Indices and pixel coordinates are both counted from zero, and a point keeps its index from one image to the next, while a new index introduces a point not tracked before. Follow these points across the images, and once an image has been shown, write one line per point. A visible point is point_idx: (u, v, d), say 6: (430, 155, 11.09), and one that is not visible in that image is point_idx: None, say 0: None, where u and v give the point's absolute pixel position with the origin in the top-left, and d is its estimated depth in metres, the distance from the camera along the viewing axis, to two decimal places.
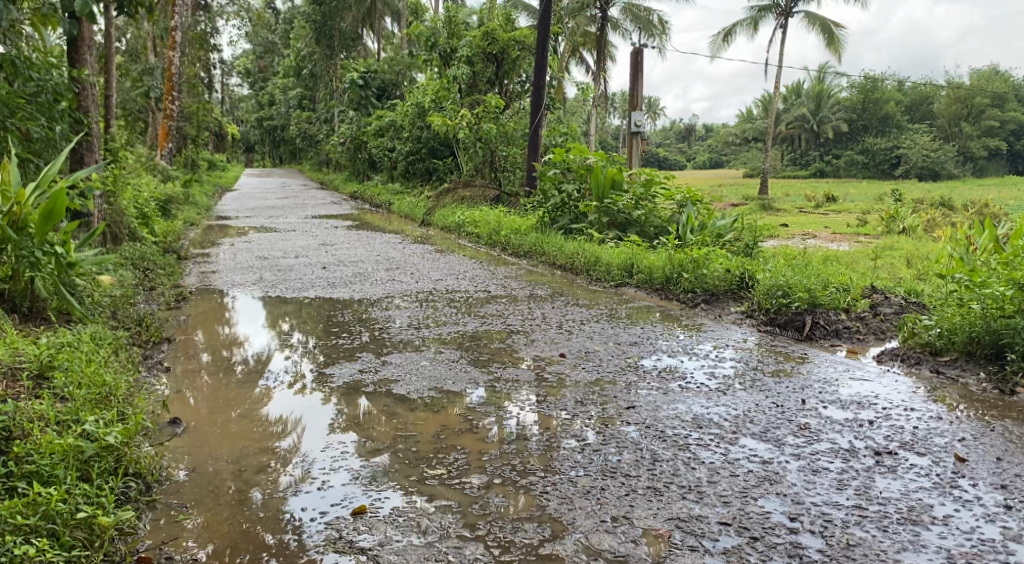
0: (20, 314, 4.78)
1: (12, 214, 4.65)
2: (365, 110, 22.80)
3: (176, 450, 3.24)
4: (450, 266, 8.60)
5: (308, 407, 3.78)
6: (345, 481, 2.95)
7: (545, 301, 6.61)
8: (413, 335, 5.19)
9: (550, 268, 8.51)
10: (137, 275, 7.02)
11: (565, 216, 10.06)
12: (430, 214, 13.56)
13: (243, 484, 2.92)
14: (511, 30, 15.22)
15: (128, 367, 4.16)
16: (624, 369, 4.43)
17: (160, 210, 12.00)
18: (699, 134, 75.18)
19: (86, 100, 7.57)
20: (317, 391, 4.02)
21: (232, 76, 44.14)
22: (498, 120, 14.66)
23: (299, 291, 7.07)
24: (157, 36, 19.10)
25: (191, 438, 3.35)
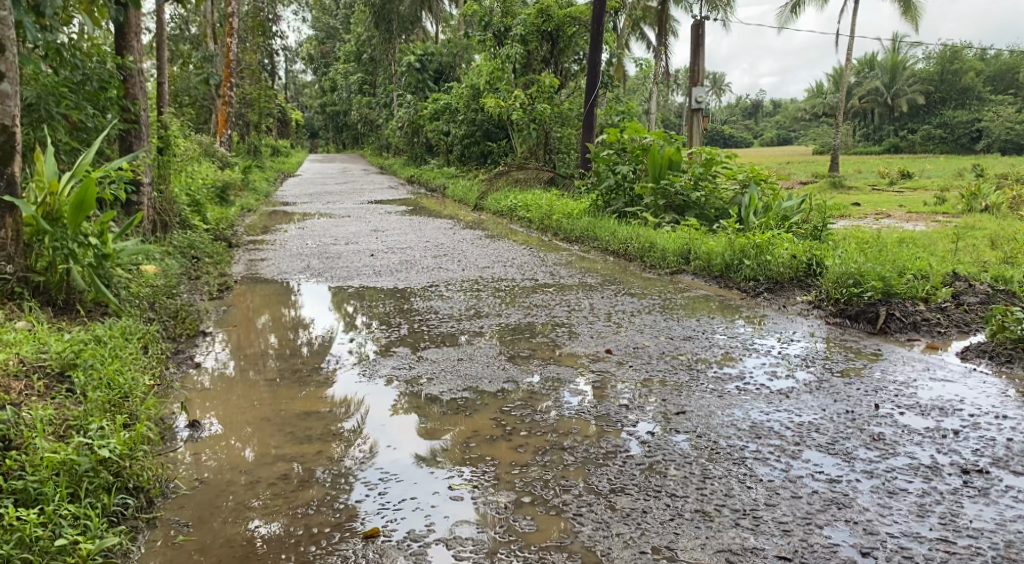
0: (56, 308, 4.63)
1: (46, 205, 4.59)
2: (422, 93, 22.67)
3: (215, 445, 3.16)
4: (499, 253, 8.34)
5: (371, 388, 3.82)
6: (359, 498, 2.72)
7: (595, 289, 6.28)
8: (453, 328, 4.94)
9: (602, 254, 8.16)
10: (183, 265, 6.96)
11: (620, 199, 9.66)
12: (483, 198, 13.33)
13: (251, 498, 2.74)
14: (567, 7, 14.77)
15: (156, 364, 4.05)
16: (676, 367, 4.07)
17: (216, 197, 12.04)
18: (766, 111, 72.83)
19: (134, 87, 7.43)
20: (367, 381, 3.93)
21: (295, 63, 44.78)
22: (553, 101, 14.27)
23: (344, 279, 6.91)
24: (217, 24, 19.31)
25: (208, 443, 3.19)
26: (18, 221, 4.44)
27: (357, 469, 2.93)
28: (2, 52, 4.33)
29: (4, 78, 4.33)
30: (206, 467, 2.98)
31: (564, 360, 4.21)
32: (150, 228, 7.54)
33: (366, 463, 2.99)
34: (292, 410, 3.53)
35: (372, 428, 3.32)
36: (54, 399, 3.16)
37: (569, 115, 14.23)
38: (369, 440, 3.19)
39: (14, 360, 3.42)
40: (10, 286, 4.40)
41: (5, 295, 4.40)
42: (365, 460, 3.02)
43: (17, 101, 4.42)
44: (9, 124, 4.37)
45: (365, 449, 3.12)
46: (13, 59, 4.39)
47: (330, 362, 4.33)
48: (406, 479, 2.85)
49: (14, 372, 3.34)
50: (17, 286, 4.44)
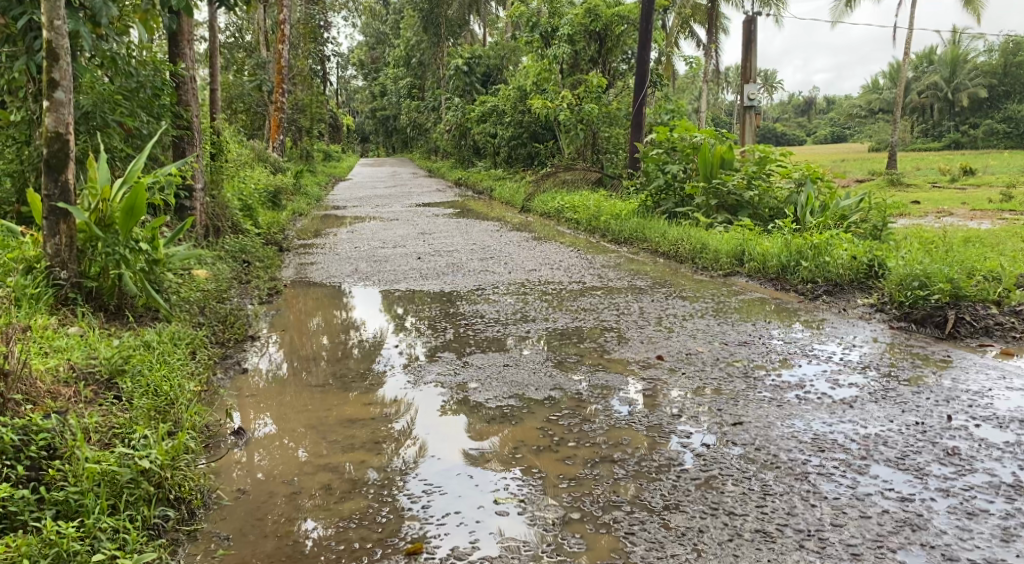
0: (108, 312, 4.71)
1: (98, 211, 4.63)
2: (470, 96, 22.70)
3: (268, 444, 3.22)
4: (547, 255, 8.23)
5: (421, 391, 3.80)
6: (409, 503, 2.69)
7: (645, 292, 6.11)
8: (499, 333, 4.85)
9: (652, 255, 7.98)
10: (234, 269, 7.03)
11: (670, 199, 9.46)
12: (530, 200, 13.24)
13: (293, 503, 2.72)
14: (615, 5, 14.59)
15: (204, 369, 4.06)
16: (732, 375, 3.89)
17: (267, 201, 12.19)
18: (820, 108, 71.03)
19: (187, 94, 7.53)
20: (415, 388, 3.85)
21: (346, 69, 45.44)
22: (602, 100, 14.10)
23: (392, 282, 6.89)
24: (270, 31, 19.64)
25: (257, 445, 3.23)
26: (71, 228, 4.49)
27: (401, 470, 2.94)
28: (56, 60, 4.39)
29: (57, 85, 4.38)
30: (253, 470, 3.00)
31: (612, 367, 4.07)
32: (202, 233, 7.64)
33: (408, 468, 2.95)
34: (336, 417, 3.48)
35: (422, 429, 3.32)
36: (101, 406, 3.17)
37: (618, 115, 14.03)
38: (418, 441, 3.19)
39: (65, 366, 3.45)
40: (63, 292, 4.47)
41: (59, 301, 4.47)
42: (408, 465, 2.99)
43: (71, 108, 4.47)
44: (63, 131, 4.42)
45: (414, 450, 3.11)
46: (67, 67, 4.45)
47: (380, 366, 4.30)
48: (459, 481, 2.84)
49: (65, 378, 3.37)
50: (71, 291, 4.51)
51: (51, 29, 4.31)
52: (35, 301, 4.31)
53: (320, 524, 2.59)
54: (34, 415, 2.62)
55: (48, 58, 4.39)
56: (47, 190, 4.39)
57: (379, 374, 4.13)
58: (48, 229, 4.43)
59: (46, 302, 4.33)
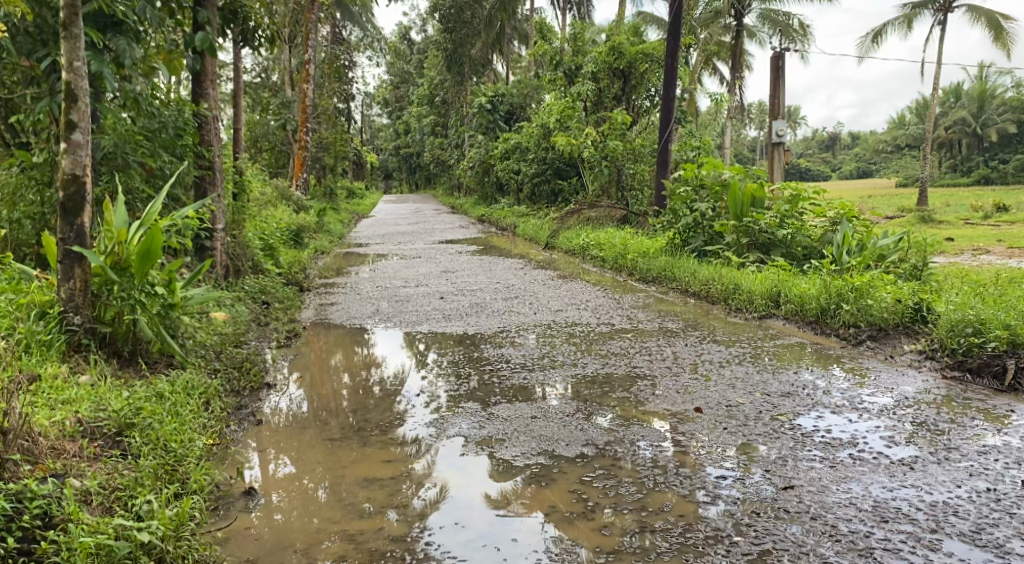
0: (122, 359, 4.56)
1: (114, 255, 4.49)
2: (493, 133, 22.74)
3: (287, 485, 3.22)
4: (573, 294, 8.02)
5: (449, 440, 3.64)
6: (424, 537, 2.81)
7: (677, 335, 5.86)
8: (525, 380, 4.61)
9: (682, 295, 7.73)
10: (254, 311, 6.90)
11: (699, 237, 9.21)
12: (555, 237, 13.08)
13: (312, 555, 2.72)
14: (639, 43, 14.55)
15: (217, 421, 3.86)
16: (777, 431, 3.62)
17: (290, 240, 12.12)
18: (844, 143, 70.55)
19: (209, 134, 7.49)
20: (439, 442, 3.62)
21: (371, 107, 46.01)
22: (626, 137, 13.98)
23: (413, 324, 6.69)
24: (295, 71, 19.84)
25: (276, 484, 3.24)
26: (86, 272, 4.36)
27: (421, 512, 2.98)
28: (75, 101, 4.32)
29: (75, 127, 4.30)
30: (272, 511, 3.03)
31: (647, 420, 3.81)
32: (223, 273, 7.53)
33: (427, 513, 2.97)
34: (351, 476, 3.28)
35: (443, 469, 3.33)
36: (105, 463, 2.98)
37: (642, 151, 13.89)
38: (439, 482, 3.21)
39: (72, 420, 3.27)
40: (76, 337, 4.32)
41: (72, 347, 4.32)
42: (429, 508, 3.01)
43: (88, 150, 4.38)
44: (79, 173, 4.32)
45: (435, 491, 3.13)
46: (85, 108, 4.38)
47: (400, 416, 4.07)
48: (484, 524, 2.88)
49: (69, 433, 3.20)
50: (84, 337, 4.36)
51: (70, 70, 4.26)
52: (46, 349, 4.17)
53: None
54: (29, 480, 2.47)
55: (67, 99, 4.32)
56: (62, 233, 4.26)
57: (398, 426, 3.90)
58: (63, 273, 4.30)
59: (57, 348, 4.19)
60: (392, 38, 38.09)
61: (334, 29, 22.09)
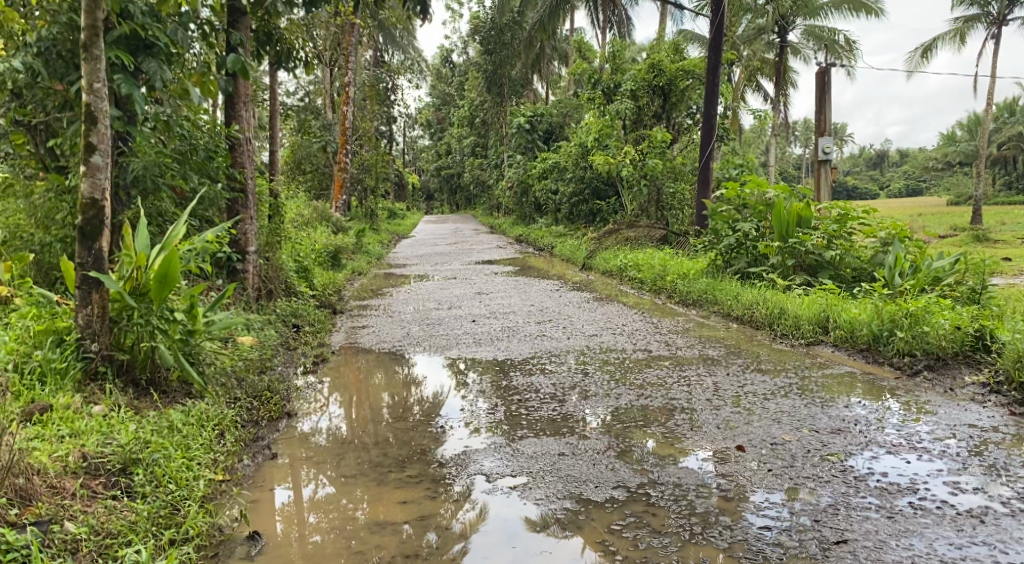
0: (139, 387, 4.43)
1: (133, 280, 4.39)
2: (532, 153, 22.62)
3: (326, 505, 3.24)
4: (610, 318, 7.76)
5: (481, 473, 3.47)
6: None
7: (719, 363, 5.55)
8: (555, 412, 4.35)
9: (724, 319, 7.41)
10: (284, 335, 6.78)
11: (742, 258, 8.86)
12: (593, 258, 12.82)
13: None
14: (679, 60, 14.30)
15: (228, 454, 3.71)
16: (828, 473, 3.31)
17: (327, 260, 12.06)
18: (892, 160, 68.87)
19: (242, 156, 7.40)
20: (461, 479, 3.41)
21: (413, 128, 46.41)
22: (666, 156, 13.69)
23: (443, 349, 6.46)
24: (336, 93, 20.02)
25: (314, 506, 3.25)
26: (104, 297, 4.26)
27: (460, 535, 2.96)
28: (94, 124, 4.27)
29: (95, 150, 4.25)
30: (309, 533, 3.05)
31: (684, 460, 3.52)
32: (254, 296, 7.44)
33: (466, 536, 2.95)
34: (364, 522, 3.08)
35: (481, 492, 3.28)
36: (103, 506, 2.83)
37: (683, 170, 13.57)
38: (478, 504, 3.18)
39: (76, 454, 3.13)
40: (93, 365, 4.22)
41: (88, 375, 4.22)
42: (467, 530, 3.00)
43: (108, 173, 4.31)
44: (98, 197, 4.25)
45: (473, 514, 3.12)
46: (105, 130, 4.32)
47: (421, 451, 3.83)
48: (530, 546, 2.86)
49: (72, 469, 3.04)
50: (101, 365, 4.25)
51: (90, 92, 4.20)
52: (61, 377, 4.07)
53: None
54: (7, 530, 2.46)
55: (87, 121, 4.27)
56: (80, 258, 4.18)
57: (418, 462, 3.66)
58: (80, 299, 4.20)
59: (72, 377, 4.09)
60: (434, 61, 38.41)
61: (375, 51, 22.27)
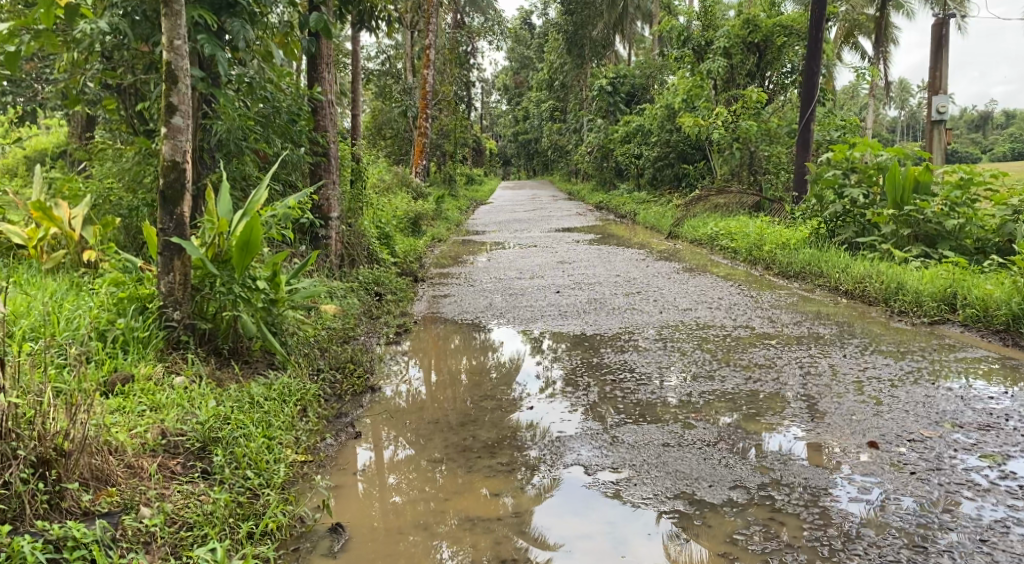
0: (222, 357, 4.29)
1: (215, 246, 4.24)
2: (614, 117, 21.92)
3: (405, 470, 3.23)
4: (704, 290, 7.29)
5: (578, 463, 3.16)
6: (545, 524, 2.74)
7: (833, 343, 5.05)
8: (654, 396, 3.98)
9: (831, 294, 6.84)
10: (367, 302, 6.61)
11: (849, 227, 8.18)
12: (680, 226, 12.28)
13: (427, 546, 2.67)
14: (776, 14, 13.47)
15: (310, 433, 3.52)
16: (987, 481, 2.87)
17: (407, 227, 11.90)
18: (998, 122, 64.24)
19: (324, 119, 7.20)
20: (557, 470, 3.11)
21: (490, 93, 45.97)
22: (760, 117, 12.92)
23: (527, 322, 6.13)
24: (416, 57, 19.81)
25: (392, 468, 3.26)
26: (186, 264, 4.12)
27: (538, 506, 2.86)
28: (175, 83, 4.12)
29: (175, 111, 4.10)
30: (390, 500, 3.01)
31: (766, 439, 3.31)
32: (337, 262, 7.29)
33: (542, 503, 2.88)
34: (452, 513, 2.85)
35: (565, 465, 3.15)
36: (178, 493, 2.67)
37: (779, 132, 12.77)
38: (557, 474, 3.07)
39: (155, 432, 3.00)
40: (175, 334, 4.09)
41: (171, 343, 4.09)
42: (544, 499, 2.91)
43: (189, 135, 4.16)
44: (179, 159, 4.13)
45: (550, 482, 3.03)
46: (186, 91, 4.16)
47: (509, 435, 3.53)
48: (601, 515, 2.77)
49: (150, 447, 2.91)
50: (183, 334, 4.12)
51: (170, 50, 4.01)
52: (144, 346, 3.96)
53: (456, 559, 2.59)
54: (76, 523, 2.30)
55: (167, 81, 4.12)
56: (162, 224, 4.07)
57: (507, 447, 3.37)
58: (162, 265, 4.08)
59: (154, 346, 3.96)
60: (514, 23, 37.70)
61: (455, 14, 21.91)
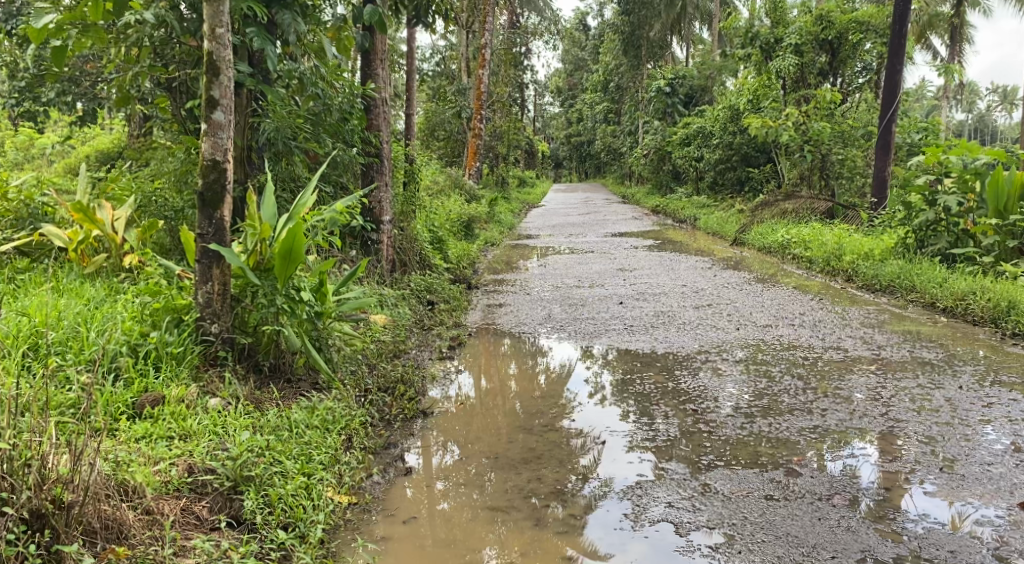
0: (263, 375, 3.94)
1: (257, 253, 3.88)
2: (672, 118, 21.26)
3: (462, 521, 2.81)
4: (781, 304, 6.71)
5: (671, 516, 2.73)
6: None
7: (943, 371, 4.45)
8: (745, 432, 3.48)
9: (926, 311, 6.19)
10: (418, 311, 6.21)
11: (940, 237, 7.48)
12: (745, 233, 11.63)
13: None
14: (852, 10, 12.70)
15: (355, 468, 3.14)
16: None
17: (460, 230, 11.53)
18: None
19: (377, 118, 6.83)
20: (648, 526, 2.69)
21: (544, 95, 45.49)
22: (835, 118, 12.20)
23: (590, 337, 5.63)
24: (470, 57, 19.47)
25: (447, 519, 2.85)
26: (225, 273, 3.77)
27: None
28: (217, 75, 3.78)
29: (217, 105, 3.77)
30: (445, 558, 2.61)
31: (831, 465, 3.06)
32: (388, 268, 6.93)
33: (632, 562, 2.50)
34: None
35: (665, 517, 2.73)
36: (197, 555, 2.34)
37: (853, 133, 12.01)
38: (658, 527, 2.68)
39: (180, 468, 2.68)
40: (212, 350, 3.76)
41: (208, 360, 3.76)
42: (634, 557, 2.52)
43: (230, 131, 3.84)
44: (220, 158, 3.80)
45: (645, 533, 2.65)
46: (228, 83, 3.83)
47: (581, 477, 3.09)
48: None
49: (175, 485, 2.61)
50: (221, 349, 3.78)
51: (211, 38, 3.68)
52: (178, 362, 3.62)
53: None
54: None
55: (209, 73, 3.79)
56: (200, 229, 3.75)
57: (579, 495, 2.93)
58: (200, 274, 3.73)
59: (189, 363, 3.62)
60: (568, 24, 37.13)
61: (511, 15, 21.52)
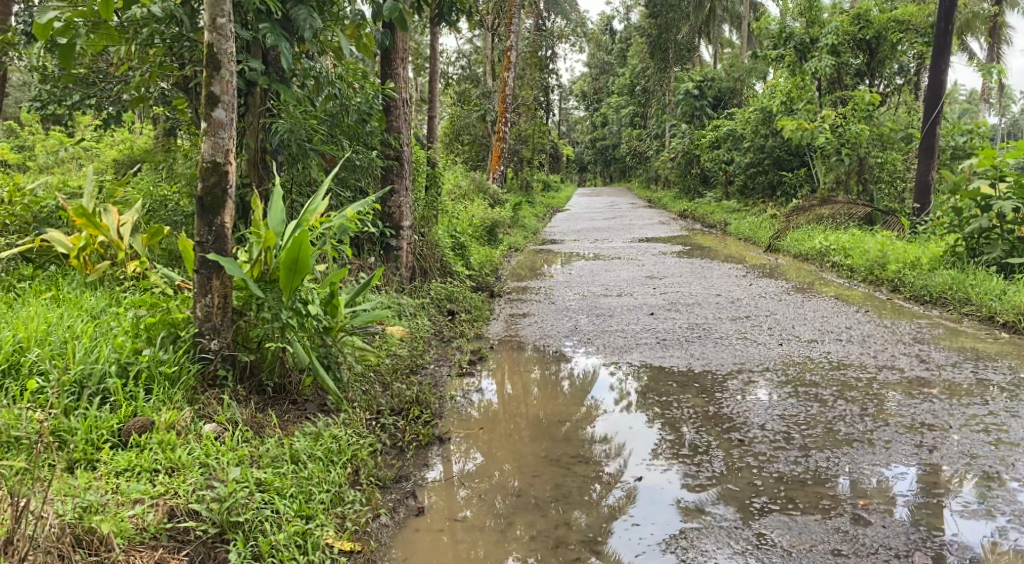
0: (266, 396, 3.62)
1: (260, 264, 3.55)
2: (699, 121, 20.72)
3: None
4: (823, 316, 6.29)
5: None
6: None
7: (1017, 397, 4.00)
8: (799, 469, 3.08)
9: (982, 327, 5.75)
10: (437, 322, 5.87)
11: (995, 246, 6.98)
12: (779, 239, 11.15)
13: None
14: (893, 7, 12.16)
15: (360, 509, 2.83)
16: None
17: (483, 236, 11.19)
18: None
19: (397, 119, 6.49)
20: None
21: (569, 98, 45.00)
22: (874, 121, 11.69)
23: (620, 351, 5.24)
24: (495, 59, 19.13)
25: None
26: (226, 286, 3.46)
27: None
28: (217, 70, 3.47)
29: (217, 102, 3.46)
30: None
31: (879, 494, 2.88)
32: (407, 276, 6.58)
33: None
34: None
35: None
36: None
37: (893, 137, 11.53)
38: None
39: (161, 512, 2.44)
40: (211, 368, 3.44)
41: (206, 380, 3.44)
42: None
43: (233, 130, 3.52)
44: (221, 160, 3.49)
45: None
46: (230, 78, 3.51)
47: (617, 525, 2.76)
48: None
49: (153, 532, 2.38)
50: (221, 368, 3.47)
51: (211, 30, 3.37)
52: (172, 383, 3.30)
53: None
54: None
55: (209, 67, 3.48)
56: (199, 237, 3.44)
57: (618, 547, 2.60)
58: (199, 286, 3.41)
59: (183, 385, 3.29)
60: (594, 27, 36.58)
61: (536, 17, 21.15)
